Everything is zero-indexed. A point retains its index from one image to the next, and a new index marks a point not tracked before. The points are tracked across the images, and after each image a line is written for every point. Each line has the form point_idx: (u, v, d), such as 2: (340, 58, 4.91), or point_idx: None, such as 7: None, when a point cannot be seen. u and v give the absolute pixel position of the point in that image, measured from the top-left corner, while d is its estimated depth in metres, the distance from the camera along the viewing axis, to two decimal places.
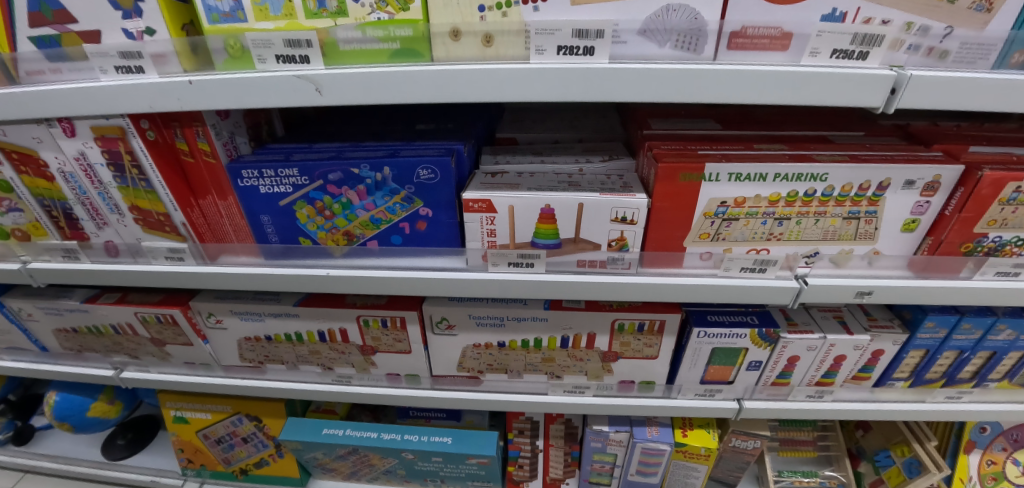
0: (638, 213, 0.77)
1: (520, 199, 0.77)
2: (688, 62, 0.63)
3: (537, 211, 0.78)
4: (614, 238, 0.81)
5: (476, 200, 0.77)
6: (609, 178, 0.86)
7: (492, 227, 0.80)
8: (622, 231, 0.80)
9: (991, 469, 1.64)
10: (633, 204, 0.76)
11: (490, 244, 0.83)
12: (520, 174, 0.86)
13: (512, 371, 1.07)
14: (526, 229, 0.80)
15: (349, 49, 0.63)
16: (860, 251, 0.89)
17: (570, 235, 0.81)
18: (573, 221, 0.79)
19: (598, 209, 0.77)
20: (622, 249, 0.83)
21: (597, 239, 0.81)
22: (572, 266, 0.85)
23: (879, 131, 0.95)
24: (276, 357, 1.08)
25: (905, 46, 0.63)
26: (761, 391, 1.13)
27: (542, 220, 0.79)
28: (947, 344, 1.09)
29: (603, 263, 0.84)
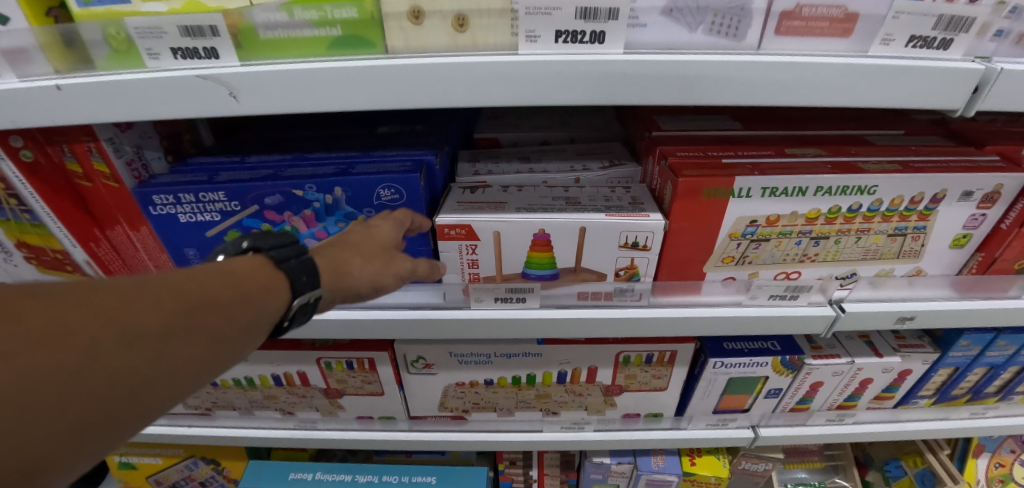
0: (653, 237, 0.63)
1: (507, 225, 0.62)
2: (726, 52, 0.48)
3: (528, 237, 0.63)
4: (623, 266, 0.67)
5: (453, 226, 0.62)
6: (612, 190, 0.71)
7: (473, 257, 0.66)
8: (632, 257, 0.66)
9: (998, 472, 1.56)
10: (646, 227, 0.62)
11: (472, 276, 0.68)
12: (507, 188, 0.71)
13: (502, 409, 0.93)
14: (516, 259, 0.66)
15: (273, 38, 0.46)
16: (901, 270, 0.77)
17: (571, 264, 0.66)
18: (574, 249, 0.65)
19: (603, 234, 0.63)
20: (631, 278, 0.69)
21: (603, 268, 0.67)
22: (571, 300, 0.71)
23: (918, 129, 0.82)
24: (225, 403, 0.92)
25: (995, 31, 0.49)
26: (778, 417, 1.02)
27: (535, 248, 0.64)
28: (978, 361, 1.00)
29: (609, 295, 0.70)
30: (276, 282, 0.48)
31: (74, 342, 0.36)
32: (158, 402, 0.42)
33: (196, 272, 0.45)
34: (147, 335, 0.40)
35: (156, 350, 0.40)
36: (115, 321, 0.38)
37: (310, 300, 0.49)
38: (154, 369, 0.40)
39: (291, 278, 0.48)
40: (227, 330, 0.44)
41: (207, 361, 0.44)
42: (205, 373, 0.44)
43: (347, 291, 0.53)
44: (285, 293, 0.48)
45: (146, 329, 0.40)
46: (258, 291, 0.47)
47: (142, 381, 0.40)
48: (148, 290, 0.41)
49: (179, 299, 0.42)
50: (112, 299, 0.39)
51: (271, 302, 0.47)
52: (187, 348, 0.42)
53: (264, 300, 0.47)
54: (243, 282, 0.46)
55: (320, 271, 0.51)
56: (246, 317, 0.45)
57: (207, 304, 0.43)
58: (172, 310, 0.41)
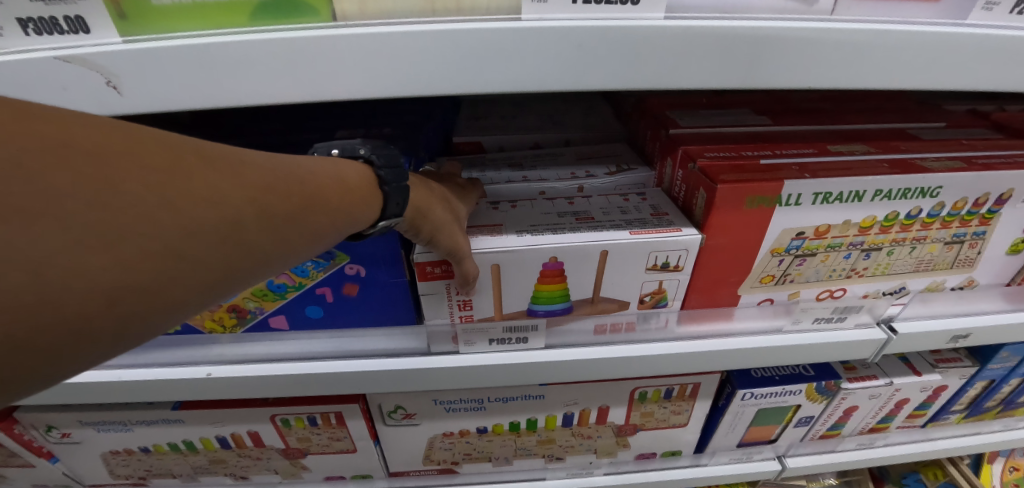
0: (688, 256, 0.52)
1: (510, 256, 0.49)
2: (796, 19, 0.36)
3: (536, 268, 0.51)
4: (650, 290, 0.56)
5: (436, 264, 0.49)
6: (625, 198, 0.59)
7: (464, 297, 0.52)
8: (661, 281, 0.55)
9: (1013, 476, 1.49)
10: (680, 245, 0.51)
11: (464, 318, 0.55)
12: (500, 204, 0.58)
13: (497, 459, 0.80)
14: (519, 295, 0.53)
15: (173, 3, 0.32)
16: (953, 282, 0.67)
17: (588, 295, 0.54)
18: (592, 277, 0.53)
19: (628, 257, 0.51)
20: (657, 303, 0.58)
21: (626, 295, 0.55)
22: (586, 334, 0.59)
23: (958, 120, 0.73)
24: (162, 471, 0.75)
25: None
26: (806, 446, 0.91)
27: (545, 279, 0.52)
28: (1015, 373, 0.91)
29: (632, 325, 0.59)
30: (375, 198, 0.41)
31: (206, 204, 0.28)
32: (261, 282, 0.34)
33: (317, 161, 0.38)
34: (271, 217, 0.32)
35: (279, 227, 0.33)
36: (246, 195, 0.31)
37: (391, 226, 0.43)
38: (262, 260, 0.33)
39: (388, 204, 0.41)
40: (340, 219, 0.38)
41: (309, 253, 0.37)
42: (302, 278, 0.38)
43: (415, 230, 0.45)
44: (378, 212, 0.41)
45: (271, 212, 0.32)
46: (365, 199, 0.40)
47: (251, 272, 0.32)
48: (269, 167, 0.33)
49: (299, 186, 0.35)
50: (236, 161, 0.31)
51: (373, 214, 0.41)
52: (299, 245, 0.35)
53: (368, 211, 0.40)
54: (353, 187, 0.39)
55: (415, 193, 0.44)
56: (352, 224, 0.39)
57: (325, 190, 0.36)
58: (295, 200, 0.34)
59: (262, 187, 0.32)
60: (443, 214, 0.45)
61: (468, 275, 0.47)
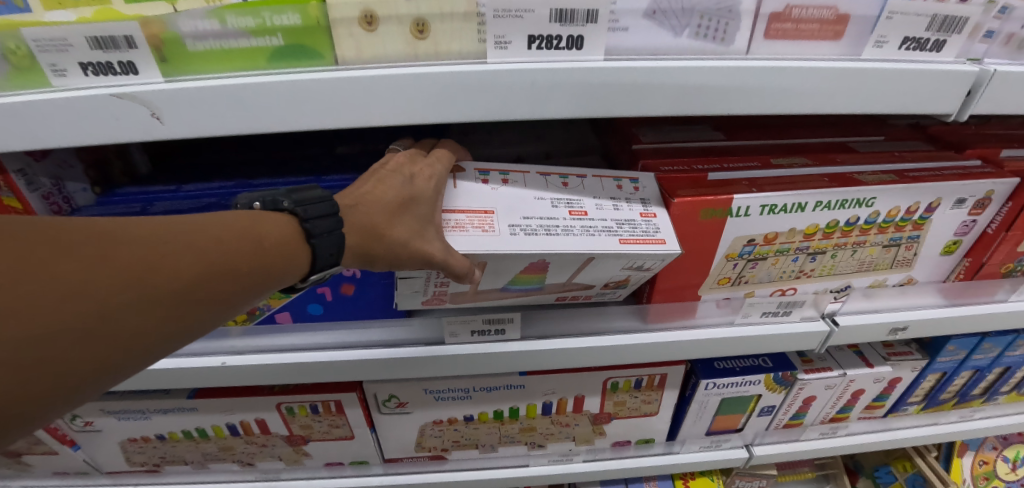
0: (663, 262, 0.56)
1: (498, 255, 0.50)
2: (714, 58, 0.44)
3: (521, 263, 0.53)
4: (618, 278, 0.61)
5: None
6: (617, 184, 0.59)
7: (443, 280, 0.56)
8: (627, 276, 0.60)
9: (983, 469, 1.56)
10: (660, 256, 0.54)
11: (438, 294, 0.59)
12: (490, 183, 0.57)
13: (484, 446, 0.87)
14: (497, 281, 0.57)
15: (203, 49, 0.40)
16: (893, 280, 0.75)
17: (559, 280, 0.59)
18: (568, 270, 0.56)
19: (611, 259, 0.54)
20: (618, 286, 0.64)
21: (592, 282, 0.61)
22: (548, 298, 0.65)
23: (898, 134, 0.81)
24: (175, 458, 0.82)
25: (985, 32, 0.48)
26: (772, 435, 0.98)
27: (526, 271, 0.55)
28: (965, 365, 0.98)
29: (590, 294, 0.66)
30: (297, 255, 0.43)
31: (103, 304, 0.32)
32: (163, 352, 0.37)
33: (231, 226, 0.40)
34: (168, 299, 0.35)
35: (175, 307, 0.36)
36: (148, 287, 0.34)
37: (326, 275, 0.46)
38: (161, 338, 0.36)
39: (315, 257, 0.43)
40: (249, 286, 0.40)
41: (218, 319, 0.39)
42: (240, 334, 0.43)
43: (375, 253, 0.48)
44: (304, 265, 0.44)
45: (166, 295, 0.35)
46: (287, 256, 0.43)
47: (170, 346, 0.37)
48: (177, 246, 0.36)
49: (212, 261, 0.38)
50: (129, 251, 0.34)
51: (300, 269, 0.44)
52: (209, 312, 0.38)
53: (288, 270, 0.42)
54: (268, 250, 0.41)
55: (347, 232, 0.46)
56: (275, 284, 0.42)
57: (231, 263, 0.39)
58: (206, 278, 0.37)
59: (158, 272, 0.35)
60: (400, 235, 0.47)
61: (458, 274, 0.49)
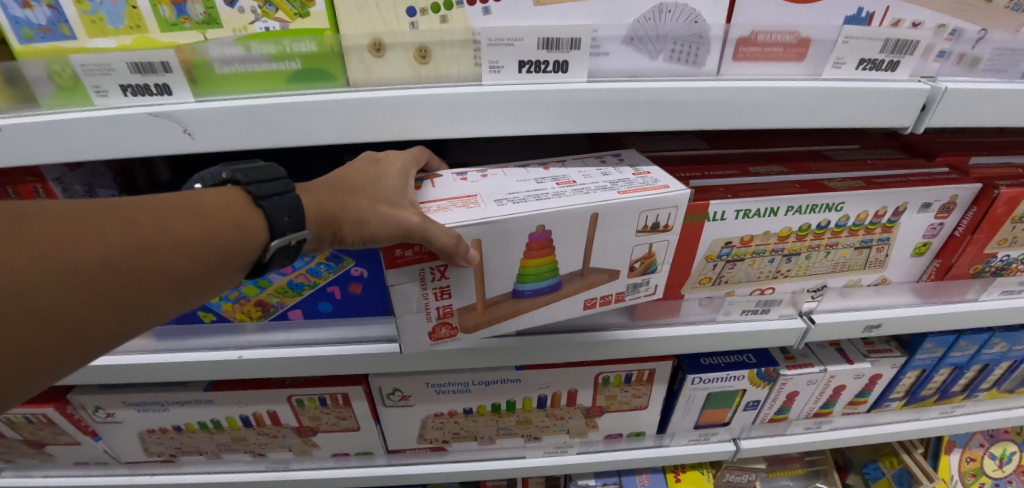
0: (676, 213, 0.55)
1: (491, 230, 0.50)
2: (687, 78, 0.49)
3: (522, 237, 0.52)
4: (639, 256, 0.59)
5: (405, 246, 0.50)
6: (601, 160, 0.63)
7: (441, 284, 0.54)
8: (651, 244, 0.58)
9: (970, 466, 1.60)
10: (669, 203, 0.54)
11: (443, 309, 0.56)
12: (469, 179, 0.58)
13: (482, 438, 0.91)
14: (499, 276, 0.56)
15: (230, 72, 0.45)
16: (868, 280, 0.79)
17: (576, 267, 0.58)
18: (578, 247, 0.56)
19: (620, 216, 0.53)
20: (647, 271, 0.62)
21: (614, 264, 0.59)
22: (577, 308, 0.62)
23: (874, 142, 0.85)
24: (191, 448, 0.87)
25: (937, 52, 0.53)
26: (758, 429, 1.02)
27: (531, 251, 0.54)
28: (944, 362, 1.02)
29: (623, 294, 0.63)
30: (252, 224, 0.46)
31: (54, 290, 0.37)
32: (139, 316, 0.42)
33: (191, 202, 0.44)
34: (126, 264, 0.39)
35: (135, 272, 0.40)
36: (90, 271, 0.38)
37: (292, 242, 0.47)
38: (128, 299, 0.40)
39: (270, 217, 0.46)
40: (211, 254, 0.43)
41: (186, 287, 0.43)
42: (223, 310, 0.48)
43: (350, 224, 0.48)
44: (264, 233, 0.47)
45: (123, 260, 0.39)
46: (238, 229, 0.45)
47: (139, 313, 0.42)
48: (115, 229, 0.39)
49: (150, 239, 0.41)
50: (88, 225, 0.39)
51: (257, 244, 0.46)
52: (174, 279, 0.42)
53: (247, 239, 0.45)
54: (226, 222, 0.45)
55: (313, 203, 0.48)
56: (239, 253, 0.45)
57: (188, 234, 0.42)
58: (149, 256, 0.41)
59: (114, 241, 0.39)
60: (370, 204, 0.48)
61: (444, 243, 0.46)
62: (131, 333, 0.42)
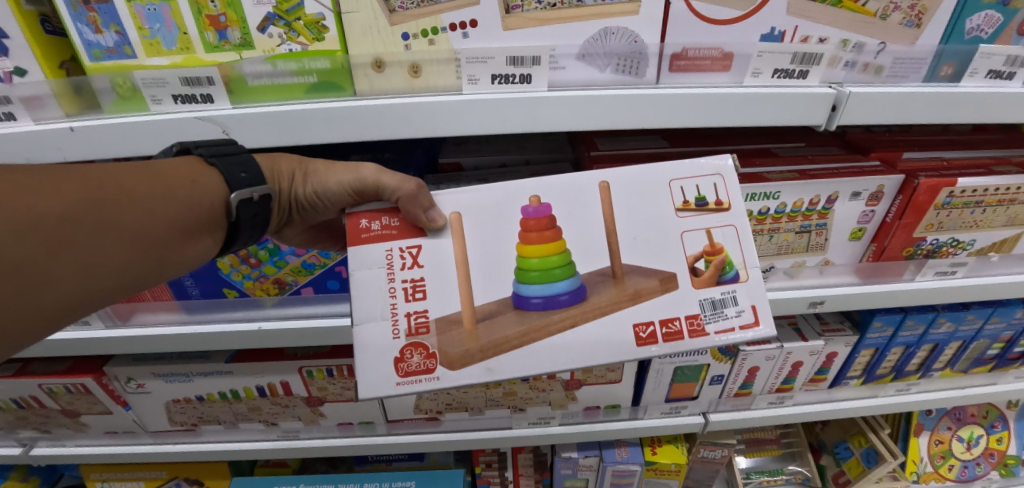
0: (723, 182, 0.51)
1: (470, 200, 0.50)
2: (631, 87, 0.60)
3: (519, 212, 0.50)
4: (698, 252, 0.50)
5: (376, 222, 0.50)
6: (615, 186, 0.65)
7: (415, 279, 0.49)
8: (708, 230, 0.50)
9: (939, 448, 1.64)
10: (709, 170, 0.51)
11: (417, 314, 0.49)
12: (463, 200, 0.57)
13: (473, 408, 1.02)
14: (492, 278, 0.50)
15: (259, 84, 0.56)
16: (812, 261, 0.90)
17: (607, 266, 0.50)
18: (602, 236, 0.51)
19: (639, 190, 0.51)
20: (720, 275, 0.50)
21: (666, 267, 0.50)
22: (627, 344, 0.49)
23: (819, 141, 0.96)
24: (211, 418, 0.97)
25: (843, 62, 0.64)
26: (725, 403, 1.12)
27: (532, 236, 0.49)
28: (894, 341, 1.11)
29: (700, 320, 0.50)
30: (211, 182, 0.54)
31: (42, 244, 0.44)
32: (123, 266, 0.49)
33: (145, 167, 0.52)
34: (96, 218, 0.47)
35: (108, 224, 0.47)
36: (66, 223, 0.45)
37: (252, 196, 0.55)
38: (110, 251, 0.48)
39: (228, 175, 0.54)
40: (172, 204, 0.51)
41: (157, 237, 0.51)
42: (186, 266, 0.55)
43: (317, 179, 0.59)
44: (219, 186, 0.55)
45: (93, 215, 0.46)
46: (193, 183, 0.53)
47: (122, 263, 0.49)
48: (71, 191, 0.46)
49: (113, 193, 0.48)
50: (58, 188, 0.46)
51: (210, 197, 0.54)
52: (144, 229, 0.50)
53: (200, 189, 0.53)
54: (181, 179, 0.53)
55: (283, 163, 0.59)
56: (197, 203, 0.53)
57: (145, 189, 0.50)
58: (106, 210, 0.48)
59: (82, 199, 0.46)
60: (325, 164, 0.59)
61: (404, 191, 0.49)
62: (124, 283, 0.50)
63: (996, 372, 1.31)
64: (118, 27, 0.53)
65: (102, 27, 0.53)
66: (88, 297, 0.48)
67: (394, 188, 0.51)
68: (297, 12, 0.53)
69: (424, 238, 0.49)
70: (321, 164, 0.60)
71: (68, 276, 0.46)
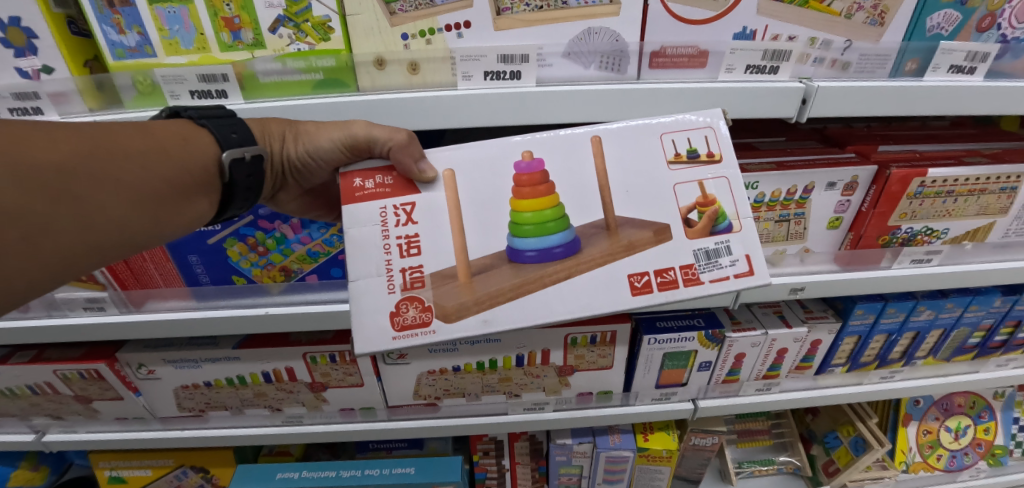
0: (714, 134, 0.53)
1: (463, 157, 0.53)
2: (614, 82, 0.65)
3: (512, 168, 0.53)
4: (691, 203, 0.52)
5: (371, 182, 0.53)
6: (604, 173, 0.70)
7: (409, 235, 0.51)
8: (701, 182, 0.52)
9: (927, 438, 1.56)
10: (699, 124, 0.53)
11: (411, 269, 0.51)
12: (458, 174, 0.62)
13: (470, 394, 1.06)
14: (484, 231, 0.53)
15: (270, 81, 0.61)
16: (792, 249, 0.95)
17: (599, 219, 0.53)
18: (595, 189, 0.53)
19: (628, 143, 0.54)
20: (714, 225, 0.51)
21: (658, 218, 0.52)
22: (622, 293, 0.50)
23: (799, 135, 1.01)
24: (218, 403, 1.01)
25: (811, 58, 0.68)
26: (714, 390, 1.16)
27: (525, 189, 0.52)
28: (876, 329, 1.15)
29: (695, 269, 0.51)
30: (202, 141, 0.57)
31: (45, 192, 0.45)
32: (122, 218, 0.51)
33: (137, 125, 0.54)
34: (95, 170, 0.49)
35: (107, 176, 0.49)
36: (68, 173, 0.47)
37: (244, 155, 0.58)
38: (109, 203, 0.50)
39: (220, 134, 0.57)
40: (166, 160, 0.54)
41: (154, 192, 0.53)
42: (182, 224, 0.57)
43: (310, 142, 0.60)
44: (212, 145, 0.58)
45: (93, 167, 0.48)
46: (184, 140, 0.56)
47: (121, 216, 0.51)
48: (70, 143, 0.48)
49: (110, 147, 0.50)
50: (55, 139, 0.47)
51: (204, 156, 0.57)
52: (142, 183, 0.52)
53: (192, 147, 0.56)
54: (173, 137, 0.55)
55: (274, 128, 0.60)
56: (190, 160, 0.56)
57: (140, 145, 0.52)
58: (105, 164, 0.49)
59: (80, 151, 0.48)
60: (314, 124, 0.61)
61: (399, 142, 0.54)
62: (123, 237, 0.53)
63: (979, 360, 1.34)
64: (140, 28, 0.58)
65: (125, 28, 0.58)
66: (91, 249, 0.50)
67: (386, 140, 0.55)
68: (305, 15, 0.58)
69: (418, 195, 0.52)
70: (310, 125, 0.61)
71: (71, 225, 0.48)
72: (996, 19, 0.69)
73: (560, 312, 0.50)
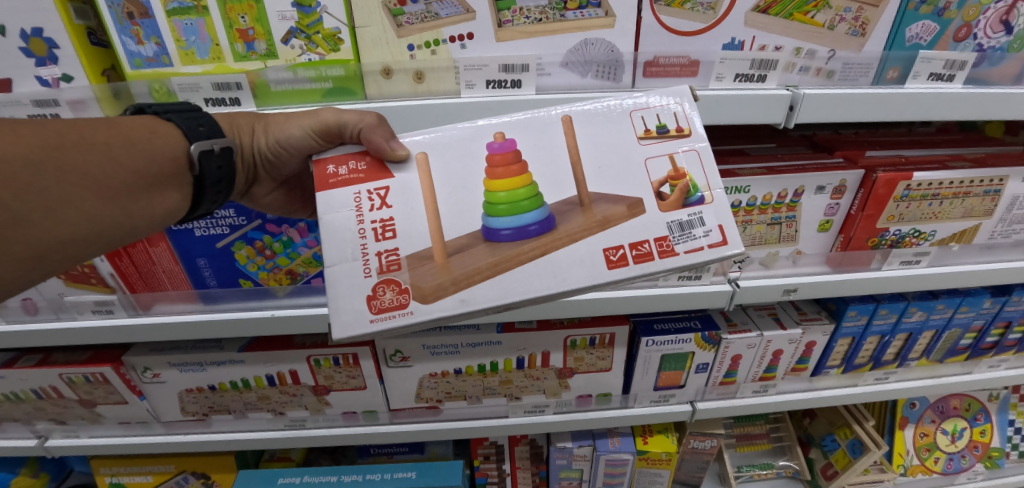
0: (682, 111, 0.57)
1: (434, 141, 0.56)
2: (610, 90, 0.68)
3: (485, 147, 0.55)
4: (663, 176, 0.54)
5: (342, 167, 0.56)
6: None
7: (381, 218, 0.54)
8: (671, 156, 0.55)
9: (924, 441, 1.57)
10: (665, 103, 0.57)
11: (387, 252, 0.53)
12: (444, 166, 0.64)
13: (471, 397, 1.08)
14: (458, 213, 0.55)
15: (281, 89, 0.65)
16: (784, 251, 0.98)
17: (573, 195, 0.55)
18: (567, 167, 0.56)
19: (591, 123, 0.56)
20: (685, 199, 0.54)
21: (632, 193, 0.54)
22: (599, 267, 0.53)
23: (789, 141, 1.04)
24: (222, 407, 1.02)
25: (797, 67, 0.72)
26: (712, 392, 1.18)
27: (498, 167, 0.54)
28: (869, 330, 1.17)
29: (668, 242, 0.53)
30: (170, 133, 0.58)
31: (11, 185, 0.47)
32: (92, 211, 0.53)
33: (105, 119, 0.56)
34: (60, 163, 0.50)
35: (74, 169, 0.51)
36: (33, 166, 0.48)
37: (213, 146, 0.60)
38: (78, 196, 0.51)
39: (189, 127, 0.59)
40: (135, 152, 0.55)
41: (122, 184, 0.54)
42: (156, 217, 0.58)
43: (279, 130, 0.63)
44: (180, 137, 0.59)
45: (58, 160, 0.50)
46: (152, 132, 0.57)
47: (91, 209, 0.52)
48: (33, 136, 0.49)
49: (75, 140, 0.51)
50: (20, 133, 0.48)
51: (172, 147, 0.58)
52: (110, 175, 0.53)
53: (162, 140, 0.57)
54: (141, 130, 0.57)
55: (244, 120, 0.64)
56: (159, 152, 0.57)
57: (107, 137, 0.54)
58: (70, 156, 0.51)
59: (44, 145, 0.49)
60: (282, 113, 0.64)
61: (369, 123, 0.57)
62: (96, 231, 0.54)
63: (971, 361, 1.36)
64: (158, 39, 0.61)
65: (143, 39, 0.61)
66: (64, 242, 0.52)
67: (357, 122, 0.58)
68: (316, 27, 0.61)
69: (392, 180, 0.54)
70: (280, 116, 0.65)
71: (40, 219, 0.49)
72: (972, 29, 0.73)
73: (546, 290, 0.52)
